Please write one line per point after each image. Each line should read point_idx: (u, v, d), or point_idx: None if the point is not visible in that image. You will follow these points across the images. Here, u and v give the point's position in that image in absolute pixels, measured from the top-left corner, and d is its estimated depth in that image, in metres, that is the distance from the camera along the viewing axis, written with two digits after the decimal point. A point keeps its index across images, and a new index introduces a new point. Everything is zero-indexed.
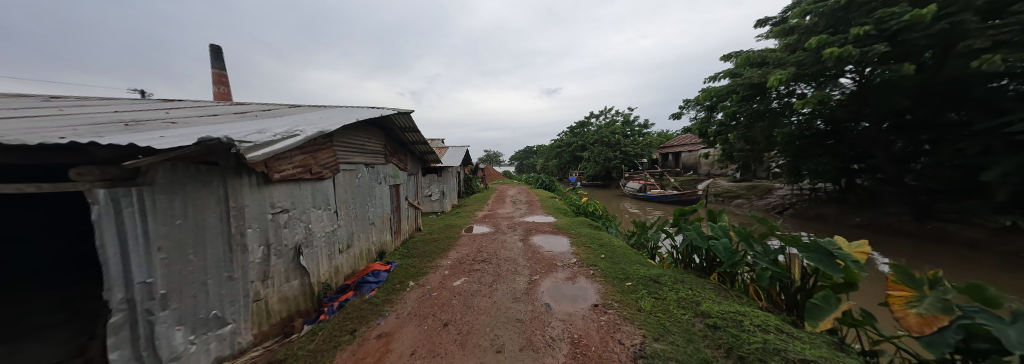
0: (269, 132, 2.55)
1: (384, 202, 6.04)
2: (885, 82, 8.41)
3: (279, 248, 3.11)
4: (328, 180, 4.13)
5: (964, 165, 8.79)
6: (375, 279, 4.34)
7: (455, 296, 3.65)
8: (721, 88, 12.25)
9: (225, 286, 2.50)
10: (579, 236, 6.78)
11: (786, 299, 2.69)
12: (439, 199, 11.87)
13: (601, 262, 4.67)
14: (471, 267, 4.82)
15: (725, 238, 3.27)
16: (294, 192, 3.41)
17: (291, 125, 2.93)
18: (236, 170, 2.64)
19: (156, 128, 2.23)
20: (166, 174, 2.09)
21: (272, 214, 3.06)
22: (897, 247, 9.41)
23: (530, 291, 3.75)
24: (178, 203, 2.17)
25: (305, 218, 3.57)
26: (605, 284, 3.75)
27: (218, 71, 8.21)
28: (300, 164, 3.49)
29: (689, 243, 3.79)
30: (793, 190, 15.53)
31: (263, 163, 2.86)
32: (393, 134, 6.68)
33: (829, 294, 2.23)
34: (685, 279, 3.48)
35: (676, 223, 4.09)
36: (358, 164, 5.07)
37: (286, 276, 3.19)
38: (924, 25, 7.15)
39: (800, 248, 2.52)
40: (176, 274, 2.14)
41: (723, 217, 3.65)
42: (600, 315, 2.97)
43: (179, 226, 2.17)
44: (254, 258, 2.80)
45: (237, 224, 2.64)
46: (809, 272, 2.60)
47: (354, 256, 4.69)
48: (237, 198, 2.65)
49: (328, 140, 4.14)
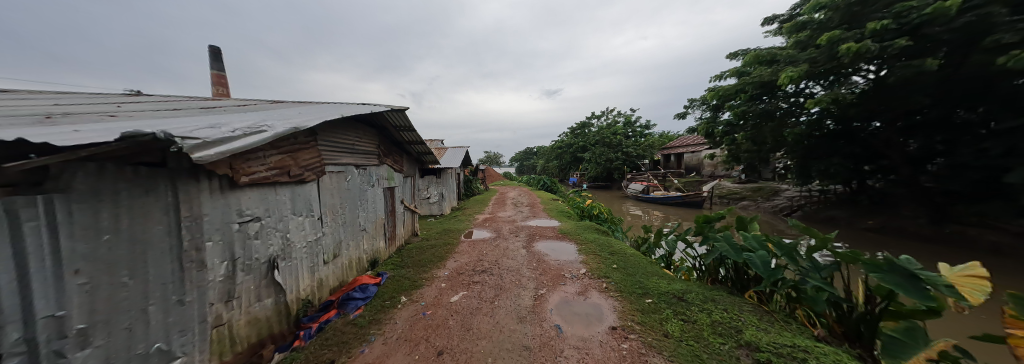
0: (228, 127, 2.11)
1: (377, 206, 5.62)
2: (903, 79, 8.03)
3: (248, 262, 2.70)
4: (311, 183, 3.72)
5: (986, 166, 8.39)
6: (362, 294, 3.90)
7: (451, 316, 3.22)
8: (729, 87, 11.84)
9: (174, 312, 2.08)
10: (585, 243, 6.31)
11: (845, 329, 2.24)
12: (438, 202, 11.49)
13: (613, 273, 4.25)
14: (470, 279, 4.39)
15: (761, 250, 2.83)
16: (268, 197, 3.00)
17: (258, 120, 2.51)
18: (190, 172, 2.23)
19: (81, 121, 1.82)
20: (89, 178, 1.64)
21: (240, 224, 2.65)
22: (917, 252, 8.95)
23: (537, 308, 3.33)
24: (107, 214, 1.74)
25: (282, 227, 3.15)
26: (622, 301, 3.32)
27: (217, 72, 7.84)
28: (275, 165, 3.08)
29: (716, 255, 3.36)
30: (803, 192, 15.08)
31: (226, 165, 2.45)
32: (388, 133, 6.27)
33: (916, 326, 1.76)
34: (716, 297, 3.06)
35: (699, 232, 3.65)
36: (346, 165, 4.64)
37: (257, 294, 2.78)
38: (948, 18, 6.74)
39: (866, 267, 2.08)
40: (103, 303, 1.71)
41: (755, 226, 3.23)
42: (621, 342, 2.54)
43: (108, 243, 1.73)
44: (216, 276, 2.40)
45: (192, 237, 2.22)
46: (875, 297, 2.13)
47: (342, 266, 4.29)
48: (193, 205, 2.25)
49: (310, 139, 3.73)
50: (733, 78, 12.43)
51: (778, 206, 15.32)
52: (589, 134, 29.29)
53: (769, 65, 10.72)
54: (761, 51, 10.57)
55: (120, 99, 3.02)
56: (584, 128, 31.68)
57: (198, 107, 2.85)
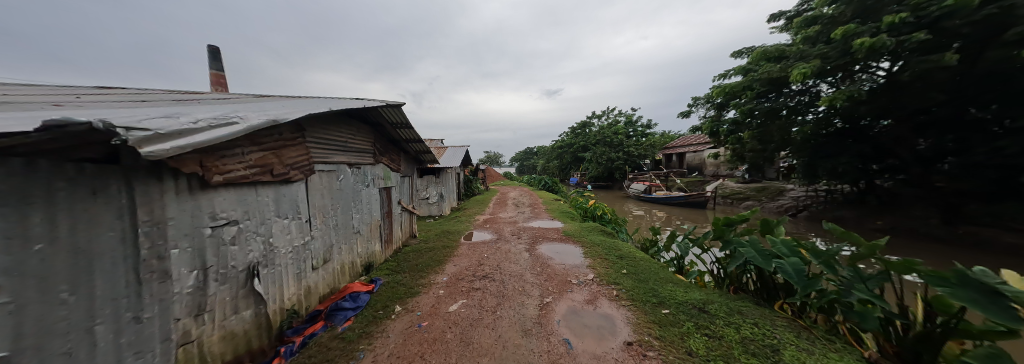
0: (189, 116, 1.81)
1: (372, 207, 5.35)
2: (920, 75, 7.76)
3: (222, 271, 2.42)
4: (299, 183, 3.45)
5: (1002, 165, 8.14)
6: (352, 304, 3.57)
7: (449, 329, 2.95)
8: (735, 85, 11.44)
9: (128, 331, 1.79)
10: (591, 245, 6.01)
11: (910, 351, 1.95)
12: (437, 202, 11.23)
13: (624, 279, 3.97)
14: (470, 286, 4.11)
15: (793, 257, 2.62)
16: (248, 198, 2.72)
17: (229, 110, 2.21)
18: (152, 171, 1.95)
19: (19, 110, 1.56)
20: (16, 176, 1.32)
21: (213, 228, 2.37)
22: (932, 252, 8.61)
23: (543, 319, 3.07)
24: (40, 220, 1.43)
25: (263, 231, 2.87)
26: (635, 311, 3.08)
27: (217, 72, 7.59)
28: (256, 163, 2.79)
29: (741, 262, 3.10)
30: (807, 192, 14.66)
31: (195, 162, 2.17)
32: (385, 130, 6.00)
33: (1000, 353, 1.52)
34: (742, 309, 2.79)
35: (719, 236, 3.41)
36: (338, 164, 4.36)
37: (233, 306, 2.51)
38: (968, 10, 6.55)
39: (934, 280, 1.85)
40: (32, 325, 1.40)
41: (781, 229, 2.99)
42: (639, 361, 2.28)
43: (40, 254, 1.42)
44: (183, 287, 2.12)
45: (152, 244, 1.94)
46: (950, 315, 1.81)
47: (333, 272, 4.02)
48: (154, 208, 1.96)
49: (297, 135, 3.47)
50: (738, 76, 12.17)
51: (783, 206, 14.98)
52: (589, 134, 29.08)
53: (777, 62, 10.50)
54: (769, 47, 10.32)
55: (85, 90, 2.74)
56: (585, 128, 31.47)
57: (172, 99, 2.59)
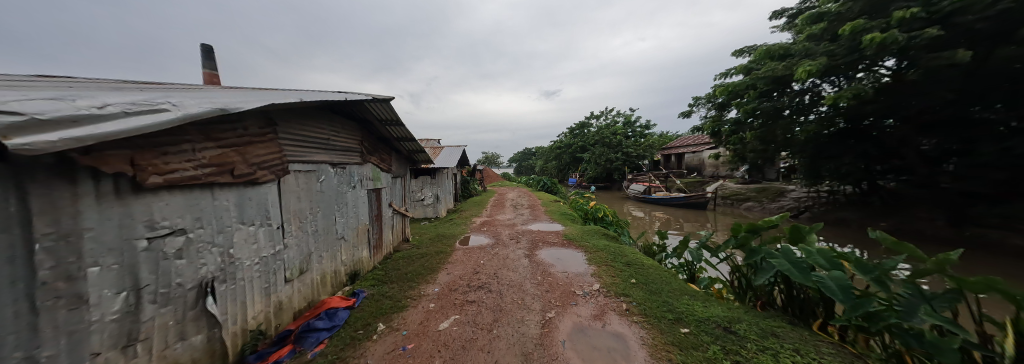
0: (94, 101, 1.44)
1: (359, 210, 4.96)
2: (929, 72, 7.50)
3: (163, 291, 2.04)
4: (269, 185, 3.05)
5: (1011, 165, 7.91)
6: (327, 324, 3.13)
7: (437, 354, 2.55)
8: (739, 83, 11.11)
9: None
10: (595, 251, 5.65)
11: None
12: (432, 204, 10.84)
13: (634, 291, 3.60)
14: (464, 299, 3.73)
15: (836, 270, 2.27)
16: (201, 203, 2.33)
17: (160, 98, 1.82)
18: (60, 170, 1.52)
19: None
20: None
21: (150, 240, 1.97)
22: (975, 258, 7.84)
23: (546, 340, 2.70)
24: None
25: (222, 241, 2.48)
26: (650, 331, 2.70)
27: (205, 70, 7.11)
28: (211, 162, 2.39)
29: (770, 273, 2.74)
30: (810, 192, 14.36)
31: (122, 159, 1.78)
32: (373, 128, 5.58)
33: None
34: (777, 331, 2.44)
35: (743, 244, 3.05)
36: (319, 163, 3.97)
37: (178, 331, 2.12)
38: (982, 5, 6.30)
39: None
40: None
41: (814, 236, 2.65)
42: None
43: None
44: (105, 314, 1.72)
45: (60, 262, 1.52)
46: None
47: (311, 283, 3.63)
48: (62, 217, 1.53)
49: (267, 130, 3.07)
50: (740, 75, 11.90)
51: (785, 206, 14.76)
52: (589, 134, 28.79)
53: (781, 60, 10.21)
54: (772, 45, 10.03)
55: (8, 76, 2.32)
56: (584, 128, 31.20)
57: (111, 86, 2.18)
